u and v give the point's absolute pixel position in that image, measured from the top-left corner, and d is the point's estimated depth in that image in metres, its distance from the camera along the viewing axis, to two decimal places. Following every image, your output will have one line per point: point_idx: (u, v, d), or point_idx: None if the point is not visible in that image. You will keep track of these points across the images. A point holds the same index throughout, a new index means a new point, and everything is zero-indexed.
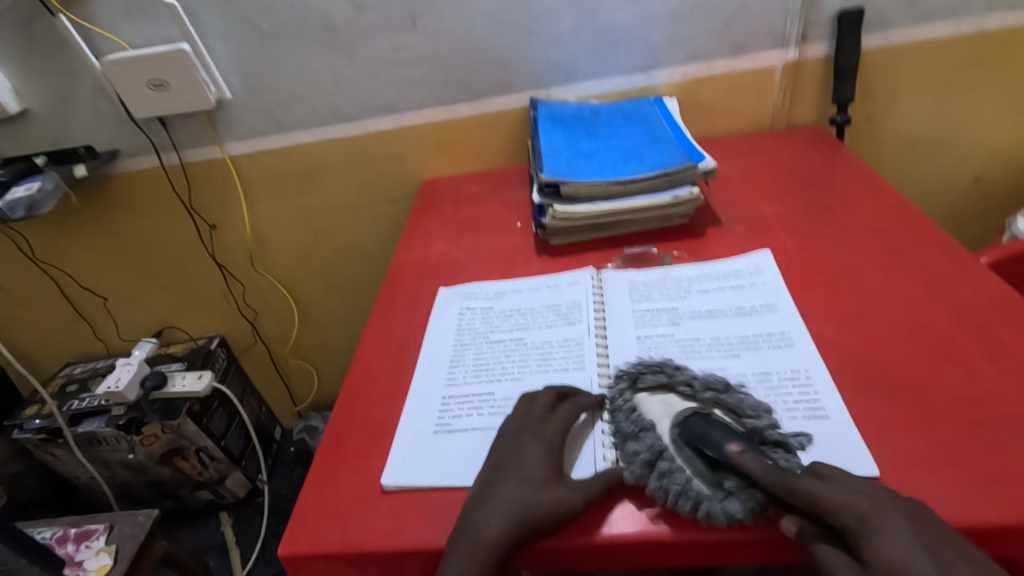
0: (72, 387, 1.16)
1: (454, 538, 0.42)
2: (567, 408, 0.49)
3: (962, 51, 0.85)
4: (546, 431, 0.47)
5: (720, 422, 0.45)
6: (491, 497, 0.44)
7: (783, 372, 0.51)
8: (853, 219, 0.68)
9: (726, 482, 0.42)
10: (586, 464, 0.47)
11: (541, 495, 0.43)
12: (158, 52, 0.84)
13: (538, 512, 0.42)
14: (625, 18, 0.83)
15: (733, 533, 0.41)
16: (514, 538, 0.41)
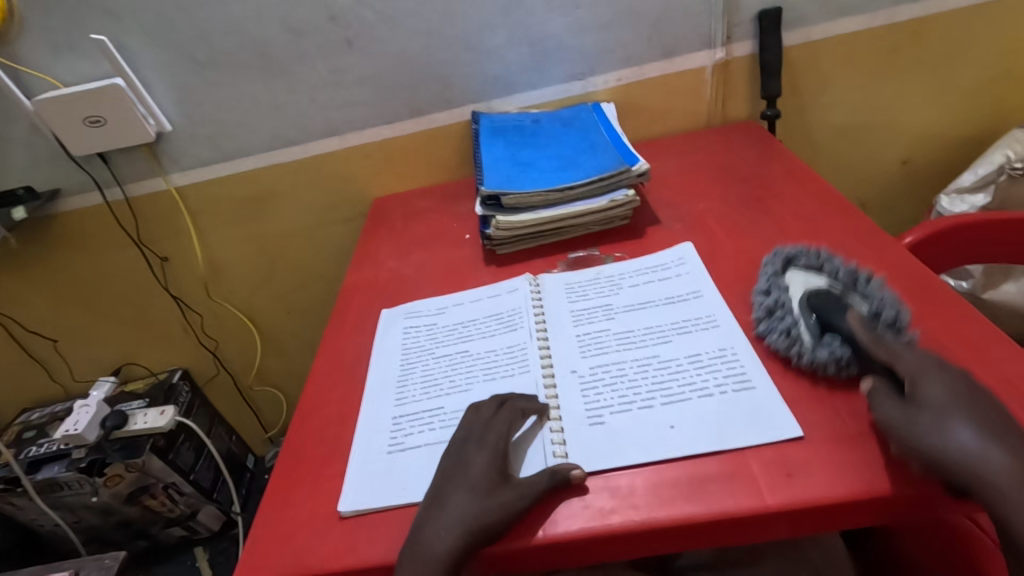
0: (28, 434, 1.13)
1: (410, 550, 0.43)
2: (509, 413, 0.51)
3: (878, 42, 0.89)
4: (492, 437, 0.49)
5: (816, 316, 0.51)
6: (443, 510, 0.45)
7: (702, 352, 0.54)
8: (783, 209, 0.71)
9: (828, 337, 0.49)
10: (535, 463, 0.49)
11: (489, 501, 0.44)
12: (91, 89, 0.84)
13: (487, 519, 0.44)
14: (556, 30, 0.86)
15: (668, 521, 0.42)
16: (465, 549, 0.43)
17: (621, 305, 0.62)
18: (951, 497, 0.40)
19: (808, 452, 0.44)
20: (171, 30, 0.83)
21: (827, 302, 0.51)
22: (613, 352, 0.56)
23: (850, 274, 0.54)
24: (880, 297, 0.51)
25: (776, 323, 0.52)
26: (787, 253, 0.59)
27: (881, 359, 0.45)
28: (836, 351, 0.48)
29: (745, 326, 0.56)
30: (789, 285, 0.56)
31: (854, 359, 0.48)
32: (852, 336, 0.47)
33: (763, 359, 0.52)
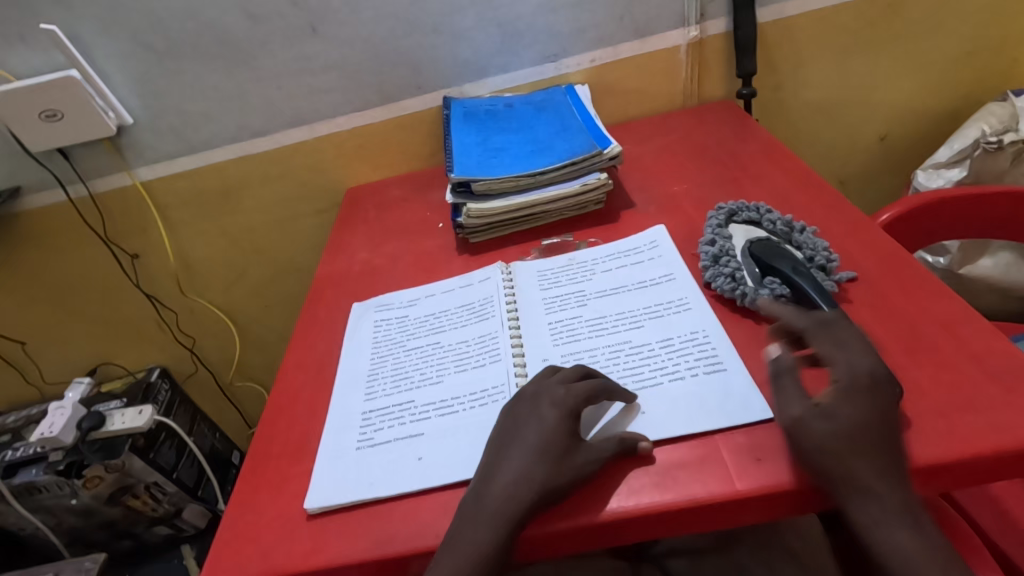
0: (4, 438, 1.11)
1: (470, 505, 0.43)
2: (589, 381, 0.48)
3: (853, 16, 0.88)
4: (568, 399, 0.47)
5: (759, 262, 0.56)
6: (513, 472, 0.44)
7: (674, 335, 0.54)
8: (757, 189, 0.70)
9: (770, 280, 0.54)
10: (604, 428, 0.48)
11: (558, 465, 0.44)
12: (44, 81, 0.81)
13: (557, 483, 0.43)
14: (526, 10, 0.84)
15: (669, 501, 0.42)
16: (529, 506, 0.42)
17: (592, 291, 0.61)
18: (917, 475, 0.40)
19: (777, 435, 0.44)
20: (126, 18, 0.80)
21: (769, 248, 0.56)
22: (584, 339, 0.56)
23: (787, 225, 0.60)
24: (812, 244, 0.57)
25: (722, 267, 0.57)
26: (731, 208, 0.63)
27: (816, 293, 0.50)
28: (776, 290, 0.53)
29: (717, 309, 0.55)
30: (734, 235, 0.61)
31: (787, 297, 0.53)
32: (792, 275, 0.52)
33: (735, 341, 0.52)
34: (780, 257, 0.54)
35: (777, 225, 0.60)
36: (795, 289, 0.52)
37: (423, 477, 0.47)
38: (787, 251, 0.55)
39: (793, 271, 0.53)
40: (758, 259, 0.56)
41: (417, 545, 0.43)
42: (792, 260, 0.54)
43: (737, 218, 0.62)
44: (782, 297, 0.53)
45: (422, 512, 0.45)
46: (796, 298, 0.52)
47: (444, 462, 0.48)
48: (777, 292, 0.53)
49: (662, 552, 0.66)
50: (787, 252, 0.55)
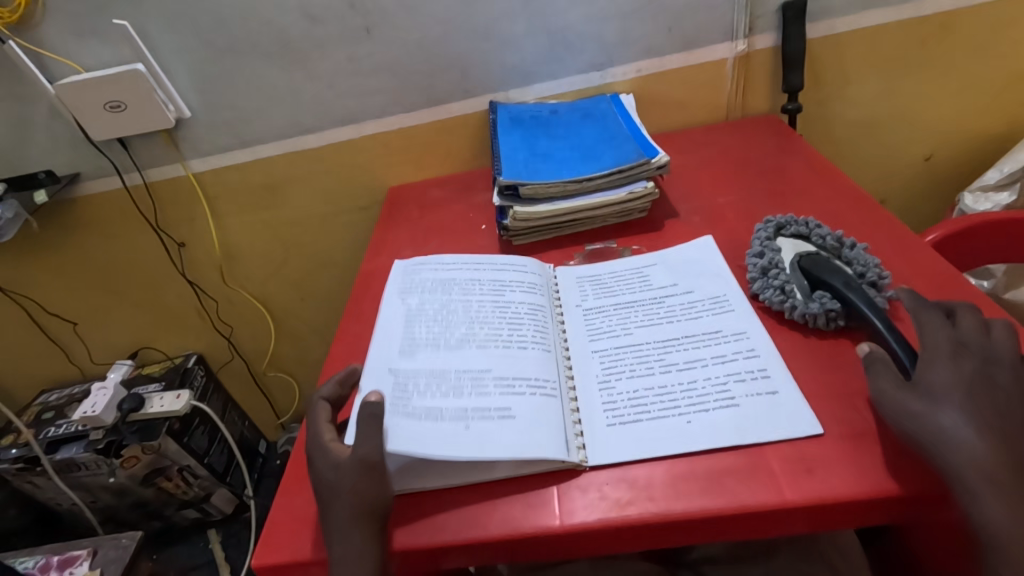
0: (48, 414, 1.15)
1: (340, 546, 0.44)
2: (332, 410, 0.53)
3: (903, 35, 0.88)
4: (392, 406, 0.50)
5: (808, 279, 0.56)
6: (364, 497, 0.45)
7: (423, 381, 0.53)
8: (803, 203, 0.71)
9: (819, 294, 0.54)
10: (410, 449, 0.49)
11: (347, 481, 0.46)
12: (112, 74, 0.84)
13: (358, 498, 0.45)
14: (577, 19, 0.85)
15: (720, 507, 0.42)
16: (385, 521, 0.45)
17: (517, 307, 0.61)
18: None
19: (828, 448, 0.44)
20: (192, 15, 0.83)
21: (819, 262, 0.56)
22: (515, 351, 0.55)
23: (835, 243, 0.60)
24: (863, 260, 0.57)
25: (770, 280, 0.57)
26: (779, 221, 0.64)
27: (870, 310, 0.50)
28: (826, 306, 0.53)
29: (764, 322, 0.56)
30: (783, 247, 0.61)
31: (836, 311, 0.53)
32: (841, 292, 0.52)
33: (785, 356, 0.52)
34: (831, 273, 0.54)
35: (827, 239, 0.60)
36: (845, 303, 0.52)
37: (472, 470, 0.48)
38: (836, 267, 0.55)
39: (839, 287, 0.53)
40: (808, 273, 0.56)
41: (467, 536, 0.44)
42: (843, 276, 0.54)
43: (783, 230, 0.63)
44: (831, 312, 0.53)
45: (460, 504, 0.47)
46: (847, 311, 0.52)
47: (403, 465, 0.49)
48: (824, 306, 0.53)
49: (695, 560, 0.66)
50: (839, 269, 0.55)
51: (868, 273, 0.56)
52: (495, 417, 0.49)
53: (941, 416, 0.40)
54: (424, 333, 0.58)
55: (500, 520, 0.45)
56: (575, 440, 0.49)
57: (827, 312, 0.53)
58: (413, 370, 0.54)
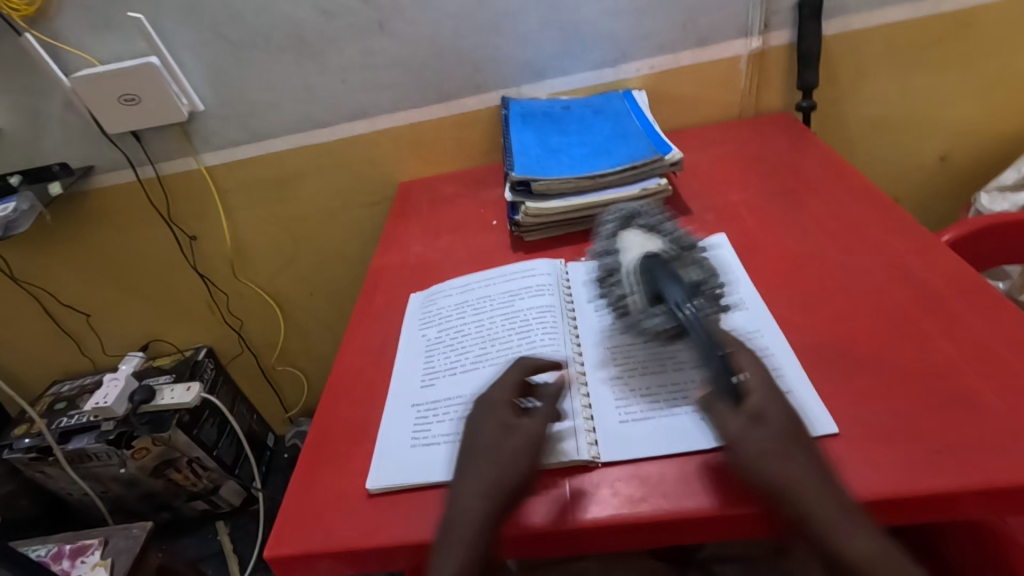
0: (60, 405, 1.16)
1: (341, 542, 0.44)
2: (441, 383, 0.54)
3: (920, 33, 0.87)
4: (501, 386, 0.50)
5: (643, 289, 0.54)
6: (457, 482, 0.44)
7: (441, 410, 0.54)
8: (817, 202, 0.70)
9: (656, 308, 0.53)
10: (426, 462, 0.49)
11: None
12: (127, 67, 0.85)
13: None
14: (590, 15, 0.85)
15: (734, 508, 0.42)
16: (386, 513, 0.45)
17: (525, 314, 0.61)
18: (985, 499, 0.40)
19: (842, 448, 0.44)
20: (206, 9, 0.83)
21: (648, 269, 0.54)
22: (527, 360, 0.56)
23: (673, 239, 0.58)
24: (693, 265, 0.55)
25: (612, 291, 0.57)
26: (632, 215, 0.63)
27: (699, 327, 0.48)
28: (657, 319, 0.52)
29: (777, 320, 0.55)
30: (619, 248, 0.59)
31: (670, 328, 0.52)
32: (675, 308, 0.51)
33: (800, 355, 0.52)
34: (665, 284, 0.52)
35: (676, 239, 0.58)
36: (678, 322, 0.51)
37: None
38: (667, 273, 0.53)
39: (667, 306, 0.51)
40: (637, 282, 0.55)
41: None
42: (677, 286, 0.52)
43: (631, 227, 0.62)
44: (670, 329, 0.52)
45: None
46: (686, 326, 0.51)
47: (410, 465, 0.50)
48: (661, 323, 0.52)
49: (705, 559, 0.66)
50: (665, 274, 0.53)
51: (704, 276, 0.54)
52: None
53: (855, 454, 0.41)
54: (441, 362, 0.59)
55: (513, 516, 0.45)
56: (587, 437, 0.49)
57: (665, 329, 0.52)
58: (432, 400, 0.55)
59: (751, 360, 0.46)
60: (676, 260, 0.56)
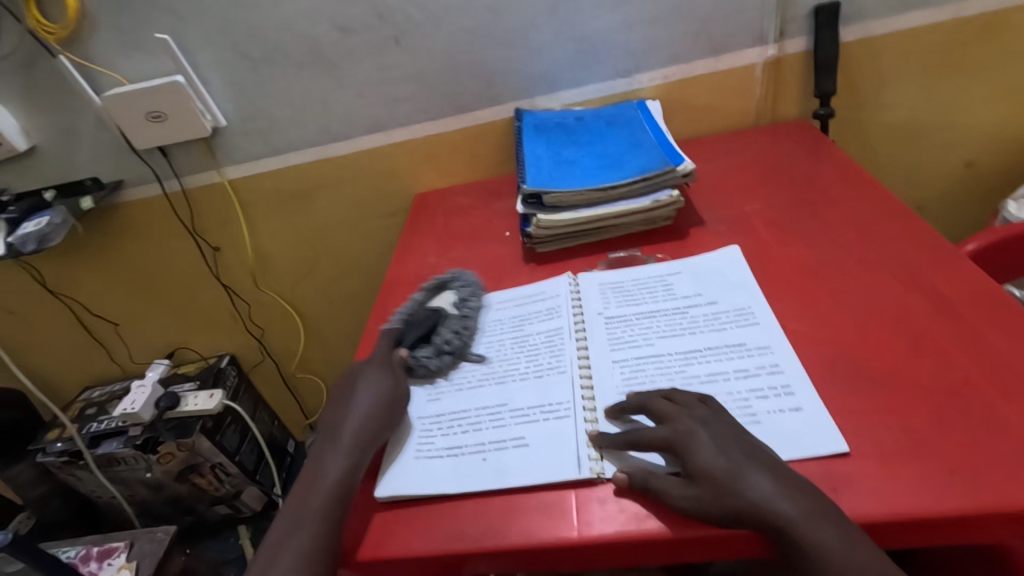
0: (90, 411, 1.20)
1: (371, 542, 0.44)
2: (383, 369, 0.58)
3: (943, 37, 0.85)
4: (370, 363, 0.59)
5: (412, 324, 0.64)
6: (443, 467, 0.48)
7: (448, 424, 0.55)
8: (833, 212, 0.69)
9: (406, 339, 0.63)
10: (432, 479, 0.50)
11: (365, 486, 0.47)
12: (154, 86, 0.88)
13: None
14: (603, 26, 0.85)
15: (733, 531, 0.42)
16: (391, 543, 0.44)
17: (535, 337, 0.62)
18: (1009, 521, 0.39)
19: (856, 467, 0.43)
20: (228, 28, 0.86)
21: (423, 318, 0.65)
22: (532, 379, 0.57)
23: (460, 307, 0.66)
24: (462, 328, 0.64)
25: (402, 306, 0.68)
26: (447, 277, 0.71)
27: (379, 358, 0.59)
28: (427, 356, 0.61)
29: (789, 334, 0.55)
30: (436, 298, 0.69)
31: (400, 359, 0.60)
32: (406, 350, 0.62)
33: (811, 371, 0.51)
34: (405, 327, 0.64)
35: (460, 303, 0.67)
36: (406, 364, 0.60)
37: (485, 481, 0.49)
38: (420, 326, 0.64)
39: (382, 346, 0.61)
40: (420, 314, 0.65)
41: (485, 545, 0.45)
42: (415, 335, 0.63)
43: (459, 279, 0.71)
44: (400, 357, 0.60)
45: (479, 511, 0.47)
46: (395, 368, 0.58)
47: (419, 478, 0.50)
48: (400, 354, 0.60)
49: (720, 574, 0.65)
50: (416, 322, 0.64)
51: (457, 338, 0.62)
52: (512, 446, 0.51)
53: (788, 484, 0.41)
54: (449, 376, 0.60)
55: (518, 529, 0.45)
56: (589, 455, 0.49)
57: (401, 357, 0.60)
58: (438, 412, 0.56)
59: (391, 381, 0.57)
60: (449, 317, 0.65)
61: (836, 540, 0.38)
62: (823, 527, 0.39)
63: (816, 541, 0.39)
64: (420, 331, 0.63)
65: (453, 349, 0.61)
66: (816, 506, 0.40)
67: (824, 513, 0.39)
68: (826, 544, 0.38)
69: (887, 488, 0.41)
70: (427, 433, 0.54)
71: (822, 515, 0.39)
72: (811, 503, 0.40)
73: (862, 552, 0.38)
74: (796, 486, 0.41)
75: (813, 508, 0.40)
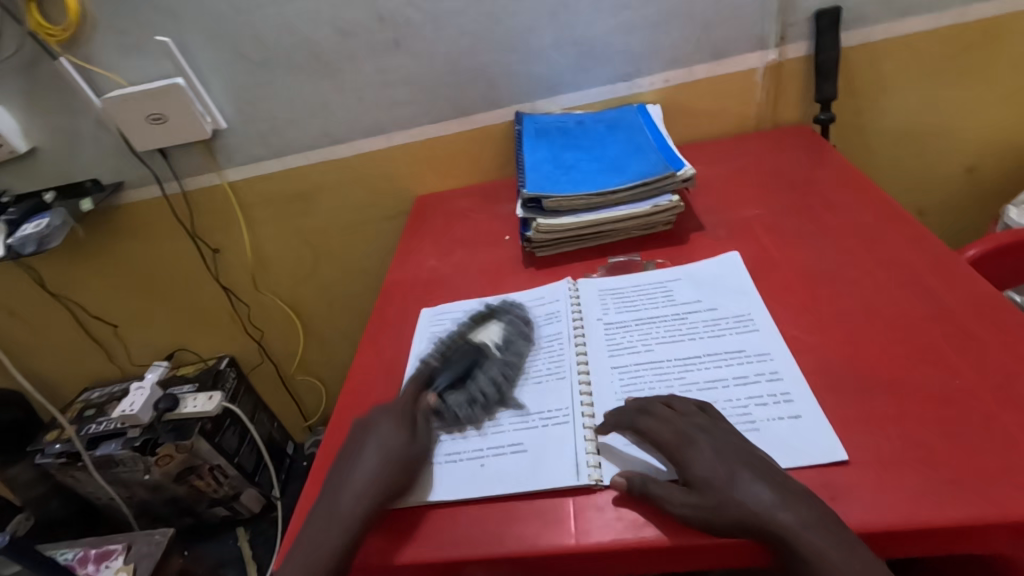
0: (89, 412, 1.20)
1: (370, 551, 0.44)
2: (401, 420, 0.53)
3: (944, 42, 0.85)
4: (390, 412, 0.54)
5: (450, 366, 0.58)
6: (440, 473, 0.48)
7: (446, 430, 0.55)
8: (833, 218, 0.69)
9: (439, 382, 0.57)
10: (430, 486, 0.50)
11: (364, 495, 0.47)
12: (154, 88, 0.88)
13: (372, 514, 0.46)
14: (603, 30, 0.85)
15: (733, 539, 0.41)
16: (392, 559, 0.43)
17: (533, 342, 0.62)
18: (1008, 532, 0.38)
19: (856, 476, 0.43)
20: (229, 30, 0.86)
21: (460, 359, 0.59)
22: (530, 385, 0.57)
23: (503, 349, 0.61)
24: (499, 377, 0.57)
25: (441, 343, 0.63)
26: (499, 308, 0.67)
27: (403, 405, 0.54)
28: (458, 403, 0.56)
29: (788, 341, 0.54)
30: (479, 335, 0.63)
31: (428, 410, 0.55)
32: (435, 394, 0.56)
33: (810, 378, 0.51)
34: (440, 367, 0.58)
35: (506, 344, 0.61)
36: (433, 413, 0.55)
37: (483, 489, 0.48)
38: (458, 367, 0.58)
39: (409, 391, 0.56)
40: (458, 355, 0.60)
41: (483, 552, 0.44)
42: (448, 378, 0.57)
43: (515, 316, 0.65)
44: (427, 406, 0.55)
45: (478, 518, 0.47)
46: (419, 422, 0.53)
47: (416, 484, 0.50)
48: (427, 403, 0.55)
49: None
50: (453, 362, 0.59)
51: (494, 387, 0.56)
52: (510, 452, 0.51)
53: (787, 490, 0.41)
54: None
55: (516, 537, 0.45)
56: (587, 461, 0.49)
57: (427, 406, 0.55)
58: (436, 417, 0.56)
59: (406, 437, 0.52)
60: (488, 360, 0.59)
61: (835, 550, 0.38)
62: (822, 536, 0.39)
63: (815, 549, 0.38)
64: (457, 374, 0.58)
65: (488, 400, 0.55)
66: (816, 513, 0.40)
67: (822, 521, 0.39)
68: (824, 552, 0.38)
69: (886, 498, 0.41)
70: (425, 439, 0.54)
71: (821, 521, 0.39)
72: (810, 510, 0.40)
73: (860, 562, 0.38)
74: (796, 493, 0.41)
75: (813, 516, 0.40)
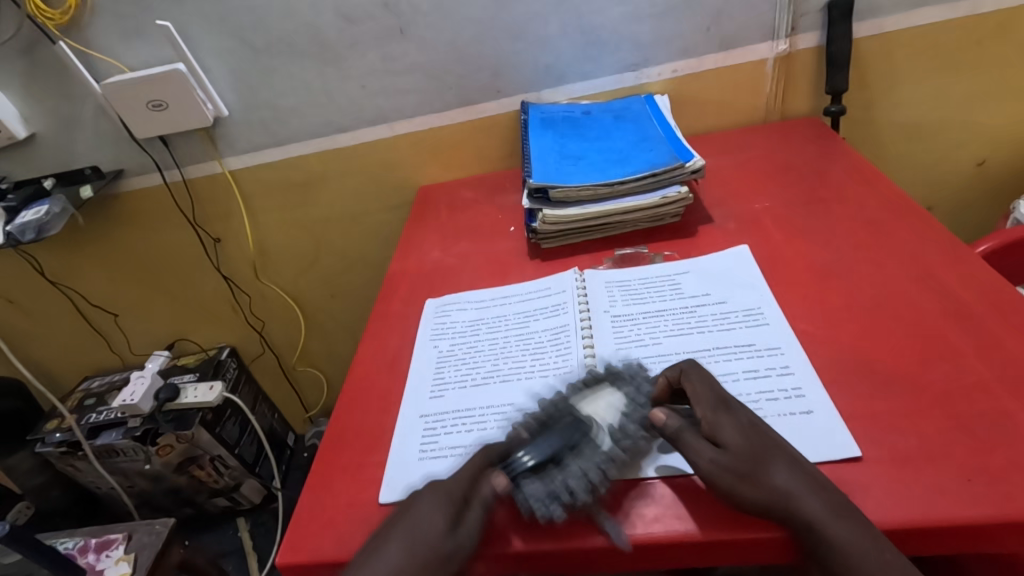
0: (89, 401, 1.20)
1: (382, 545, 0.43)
2: (457, 507, 0.43)
3: (958, 34, 0.83)
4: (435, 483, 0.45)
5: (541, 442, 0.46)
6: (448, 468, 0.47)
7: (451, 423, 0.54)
8: (844, 211, 0.68)
9: (529, 462, 0.45)
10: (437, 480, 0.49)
11: None
12: (154, 74, 0.86)
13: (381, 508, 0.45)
14: (612, 18, 0.83)
15: (748, 534, 0.41)
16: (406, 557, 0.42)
17: (540, 335, 0.61)
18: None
19: (870, 472, 0.42)
20: (230, 15, 0.85)
21: (558, 434, 0.47)
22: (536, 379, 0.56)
23: (617, 432, 0.47)
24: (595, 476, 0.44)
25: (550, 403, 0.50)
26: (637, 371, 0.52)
27: (466, 484, 0.44)
28: (539, 496, 0.44)
29: (800, 336, 0.54)
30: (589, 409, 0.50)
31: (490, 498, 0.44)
32: (508, 477, 0.45)
33: (823, 374, 0.50)
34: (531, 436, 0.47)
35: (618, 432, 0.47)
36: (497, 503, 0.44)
37: None
38: (557, 440, 0.46)
39: (484, 464, 0.46)
40: (554, 422, 0.48)
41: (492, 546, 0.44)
42: (536, 457, 0.45)
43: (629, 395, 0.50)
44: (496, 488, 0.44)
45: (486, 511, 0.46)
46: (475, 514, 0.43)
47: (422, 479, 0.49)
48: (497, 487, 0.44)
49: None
50: (555, 433, 0.47)
51: (586, 487, 0.44)
52: None
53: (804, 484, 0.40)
54: (452, 374, 0.59)
55: (524, 531, 0.44)
56: None
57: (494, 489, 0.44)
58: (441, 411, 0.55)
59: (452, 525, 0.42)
60: (592, 443, 0.47)
61: (850, 547, 0.37)
62: (839, 532, 0.38)
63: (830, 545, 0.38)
64: (548, 453, 0.46)
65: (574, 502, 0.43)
66: (834, 508, 0.39)
67: (840, 517, 0.39)
68: (840, 549, 0.38)
69: (901, 495, 0.40)
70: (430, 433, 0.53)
71: (838, 519, 0.38)
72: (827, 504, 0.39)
73: (875, 560, 0.37)
74: (813, 486, 0.40)
75: (830, 511, 0.39)
